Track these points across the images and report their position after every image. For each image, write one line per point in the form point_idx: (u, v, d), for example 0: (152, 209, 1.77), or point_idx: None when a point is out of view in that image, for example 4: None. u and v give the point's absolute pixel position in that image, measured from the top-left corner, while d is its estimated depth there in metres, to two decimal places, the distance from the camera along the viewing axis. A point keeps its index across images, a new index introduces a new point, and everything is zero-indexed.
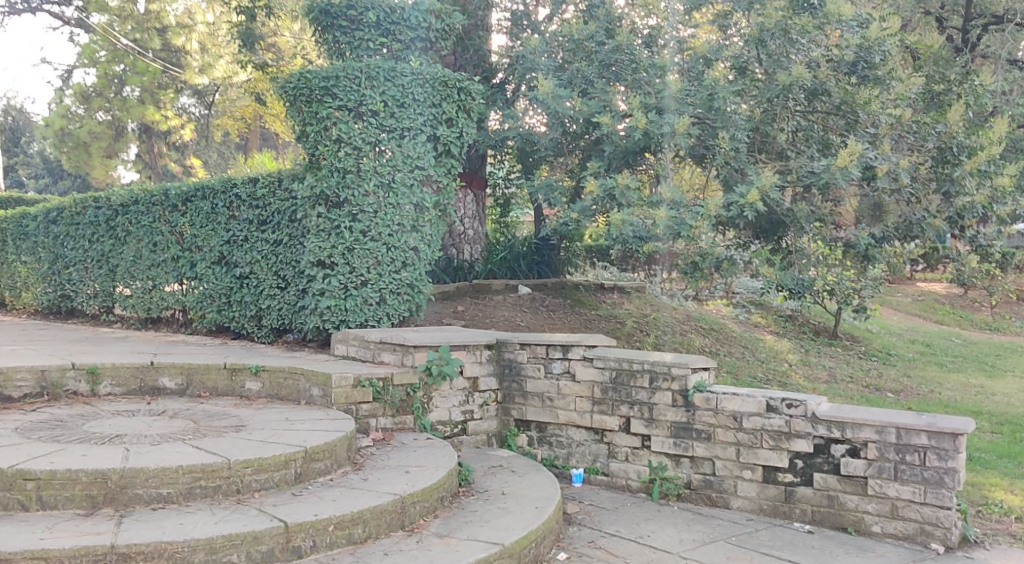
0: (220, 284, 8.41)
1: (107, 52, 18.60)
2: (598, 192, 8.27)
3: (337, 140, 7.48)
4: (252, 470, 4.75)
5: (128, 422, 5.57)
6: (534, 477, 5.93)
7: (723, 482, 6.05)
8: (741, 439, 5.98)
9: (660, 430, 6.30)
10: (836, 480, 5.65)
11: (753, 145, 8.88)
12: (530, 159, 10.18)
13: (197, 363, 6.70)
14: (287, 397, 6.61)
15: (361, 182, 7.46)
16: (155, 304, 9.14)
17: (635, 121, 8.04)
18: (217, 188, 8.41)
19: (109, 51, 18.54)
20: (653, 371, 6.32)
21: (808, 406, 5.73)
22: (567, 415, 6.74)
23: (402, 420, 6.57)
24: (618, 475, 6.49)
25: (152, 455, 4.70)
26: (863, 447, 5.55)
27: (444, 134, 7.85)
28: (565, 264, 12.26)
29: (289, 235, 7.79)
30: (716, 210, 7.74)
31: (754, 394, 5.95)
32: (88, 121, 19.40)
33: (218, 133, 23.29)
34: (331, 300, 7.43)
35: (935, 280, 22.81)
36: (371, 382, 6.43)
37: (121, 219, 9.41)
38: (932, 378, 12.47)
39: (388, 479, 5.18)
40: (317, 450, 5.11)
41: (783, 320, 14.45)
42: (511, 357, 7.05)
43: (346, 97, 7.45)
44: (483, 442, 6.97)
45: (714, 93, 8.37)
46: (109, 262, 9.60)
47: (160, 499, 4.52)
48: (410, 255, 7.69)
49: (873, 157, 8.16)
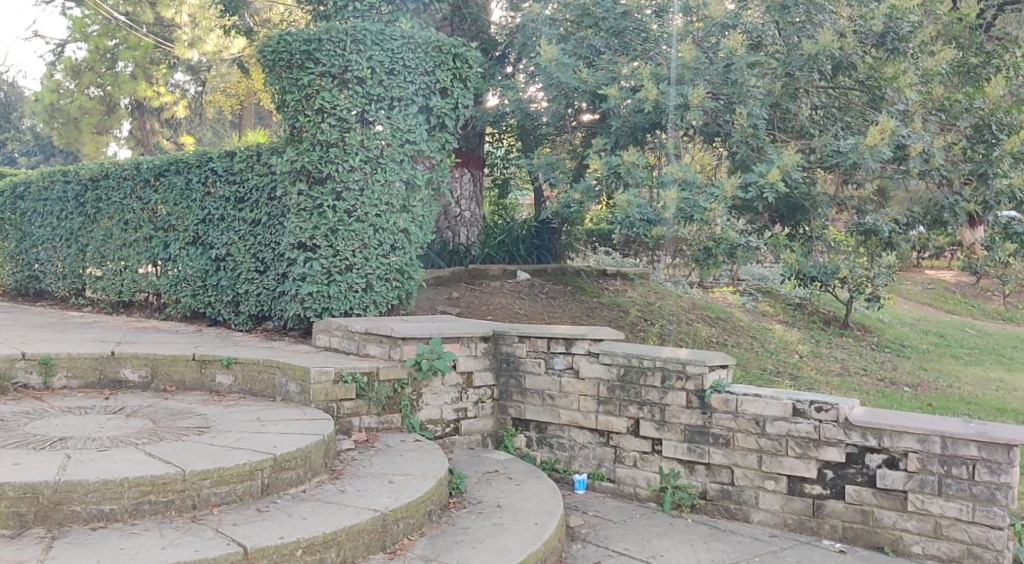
0: (195, 266, 7.80)
1: (99, 27, 18.29)
2: (601, 169, 7.62)
3: (319, 110, 6.81)
4: (211, 482, 4.14)
5: (77, 422, 4.94)
6: (533, 485, 5.33)
7: (743, 493, 5.46)
8: (764, 446, 5.38)
9: (673, 434, 5.71)
10: (871, 493, 5.07)
11: (771, 122, 8.27)
12: (533, 136, 9.50)
13: (162, 353, 6.08)
14: (260, 393, 5.98)
15: (345, 157, 6.81)
16: (127, 286, 8.50)
17: (645, 92, 7.43)
18: (192, 162, 7.77)
19: (100, 25, 18.28)
20: (665, 369, 5.73)
21: (841, 410, 5.13)
22: (569, 416, 6.14)
23: (389, 419, 5.98)
24: (625, 482, 5.90)
25: (95, 465, 4.08)
26: (903, 458, 4.97)
27: (438, 105, 7.17)
28: (566, 249, 11.68)
29: (268, 215, 7.18)
30: (735, 192, 7.11)
31: (779, 396, 5.35)
32: (78, 96, 18.43)
33: (212, 111, 22.47)
34: (313, 286, 6.83)
35: (943, 268, 22.24)
36: (354, 377, 5.86)
37: (90, 194, 8.75)
38: (950, 372, 11.87)
39: (369, 490, 4.57)
40: (289, 458, 4.50)
41: (792, 308, 13.85)
42: (509, 351, 6.43)
43: (330, 62, 6.75)
44: (478, 444, 6.39)
45: (730, 66, 7.68)
46: (79, 240, 8.95)
47: (102, 517, 3.90)
48: (399, 238, 7.06)
49: (906, 135, 7.46)
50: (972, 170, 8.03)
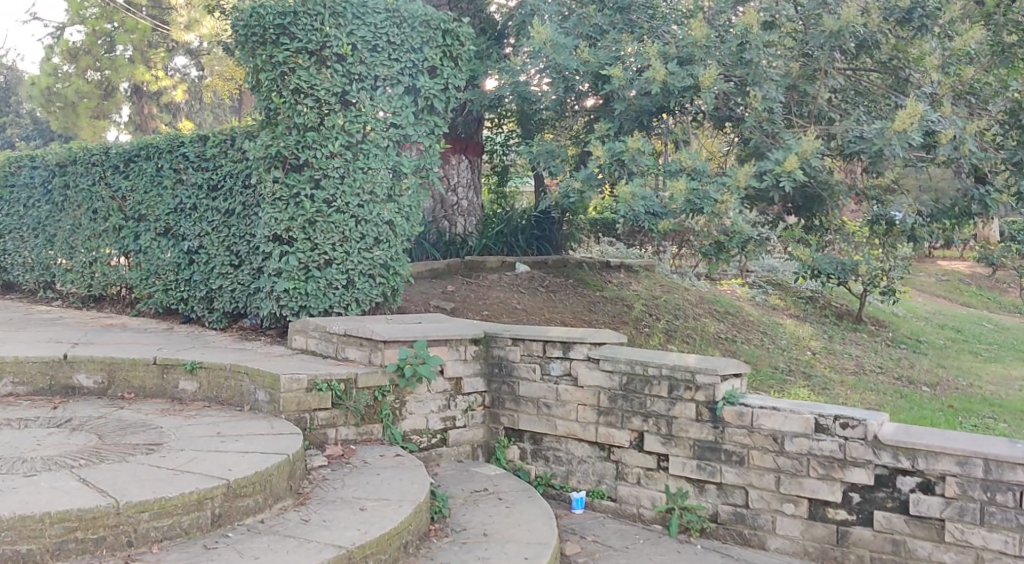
0: (166, 259, 7.26)
1: (97, 10, 17.16)
2: (605, 157, 6.94)
3: (296, 91, 6.23)
4: (150, 515, 3.65)
5: (12, 439, 4.43)
6: (525, 508, 4.80)
7: (758, 517, 4.92)
8: (782, 465, 4.84)
9: (681, 450, 5.16)
10: (902, 520, 4.52)
11: (788, 106, 7.65)
12: (532, 120, 8.84)
13: (120, 357, 5.55)
14: (227, 401, 5.43)
15: (324, 142, 6.25)
16: (96, 279, 7.96)
17: (652, 72, 6.73)
18: (163, 147, 7.24)
19: (99, 8, 17.13)
20: (672, 378, 5.18)
21: (869, 427, 4.59)
22: (567, 426, 5.60)
23: (368, 431, 5.44)
24: (627, 501, 5.36)
25: (15, 495, 3.59)
26: (939, 482, 4.42)
27: (427, 86, 6.60)
28: (568, 240, 11.09)
29: (242, 204, 6.65)
30: (749, 182, 6.53)
31: (799, 409, 4.80)
32: (76, 80, 17.21)
33: (211, 97, 21.74)
34: (289, 282, 6.28)
35: (956, 258, 21.63)
36: (330, 385, 5.31)
37: (58, 181, 8.22)
38: (970, 369, 11.29)
39: (337, 519, 4.05)
40: (245, 483, 3.97)
41: (803, 301, 13.26)
42: (501, 354, 5.88)
43: (306, 37, 6.15)
44: (467, 456, 5.85)
45: (745, 44, 7.09)
46: (46, 230, 8.42)
47: (18, 559, 3.43)
48: (384, 230, 6.48)
49: (935, 120, 6.81)
50: (1004, 158, 7.42)
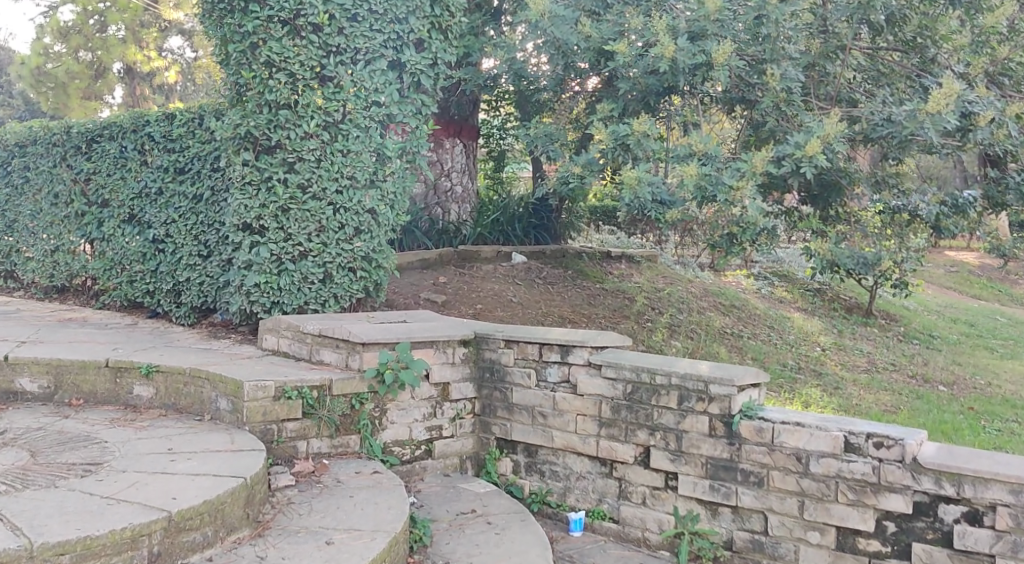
0: (131, 249, 6.70)
1: None
2: (607, 140, 6.36)
3: (267, 64, 5.66)
4: (73, 558, 3.12)
5: None
6: (517, 536, 4.26)
7: (779, 546, 4.38)
8: (807, 488, 4.30)
9: (692, 468, 4.62)
10: (945, 554, 3.98)
11: (806, 88, 7.06)
12: (530, 102, 8.23)
13: (68, 359, 4.98)
14: (186, 409, 4.87)
15: (298, 121, 5.68)
16: (58, 270, 7.38)
17: (662, 48, 6.04)
18: (127, 126, 6.69)
19: None
20: (683, 389, 4.63)
21: (907, 448, 4.05)
22: (564, 439, 5.05)
23: (344, 443, 4.89)
24: (631, 524, 4.82)
25: None
26: (989, 512, 3.88)
27: (412, 60, 5.98)
28: (567, 229, 10.50)
29: (211, 189, 6.11)
30: (765, 167, 5.94)
31: (827, 426, 4.26)
32: (65, 59, 16.25)
33: (203, 80, 20.96)
34: (260, 276, 5.73)
35: (963, 248, 21.05)
36: (301, 392, 4.75)
37: (18, 162, 7.64)
38: (986, 367, 10.71)
39: (298, 557, 3.50)
40: (191, 515, 3.43)
41: (811, 294, 12.67)
42: (493, 358, 5.32)
43: (278, 5, 5.59)
44: (454, 468, 5.31)
45: (762, 15, 6.29)
46: (6, 216, 7.84)
47: None
48: (365, 219, 5.90)
49: (973, 99, 6.22)
50: None
